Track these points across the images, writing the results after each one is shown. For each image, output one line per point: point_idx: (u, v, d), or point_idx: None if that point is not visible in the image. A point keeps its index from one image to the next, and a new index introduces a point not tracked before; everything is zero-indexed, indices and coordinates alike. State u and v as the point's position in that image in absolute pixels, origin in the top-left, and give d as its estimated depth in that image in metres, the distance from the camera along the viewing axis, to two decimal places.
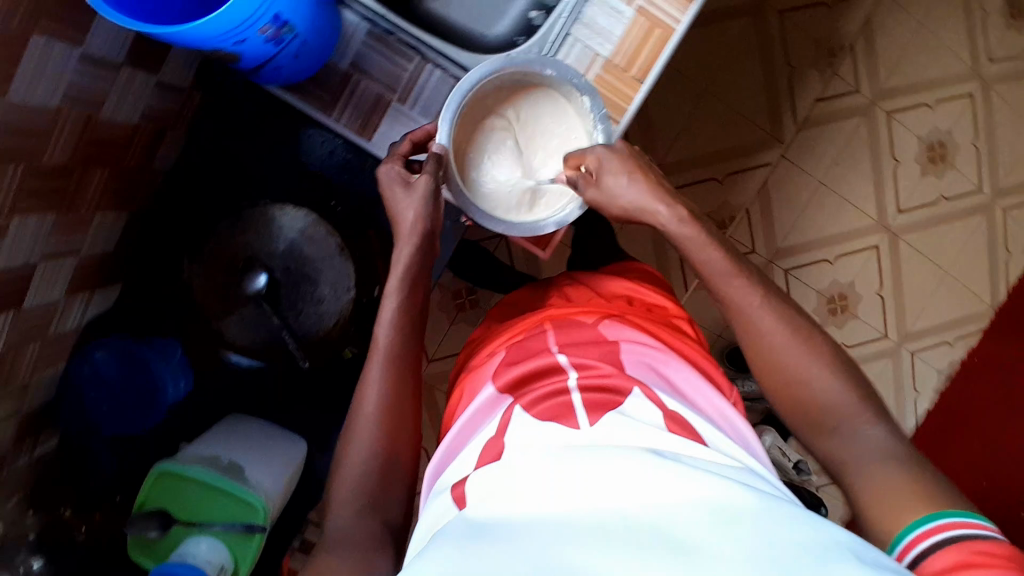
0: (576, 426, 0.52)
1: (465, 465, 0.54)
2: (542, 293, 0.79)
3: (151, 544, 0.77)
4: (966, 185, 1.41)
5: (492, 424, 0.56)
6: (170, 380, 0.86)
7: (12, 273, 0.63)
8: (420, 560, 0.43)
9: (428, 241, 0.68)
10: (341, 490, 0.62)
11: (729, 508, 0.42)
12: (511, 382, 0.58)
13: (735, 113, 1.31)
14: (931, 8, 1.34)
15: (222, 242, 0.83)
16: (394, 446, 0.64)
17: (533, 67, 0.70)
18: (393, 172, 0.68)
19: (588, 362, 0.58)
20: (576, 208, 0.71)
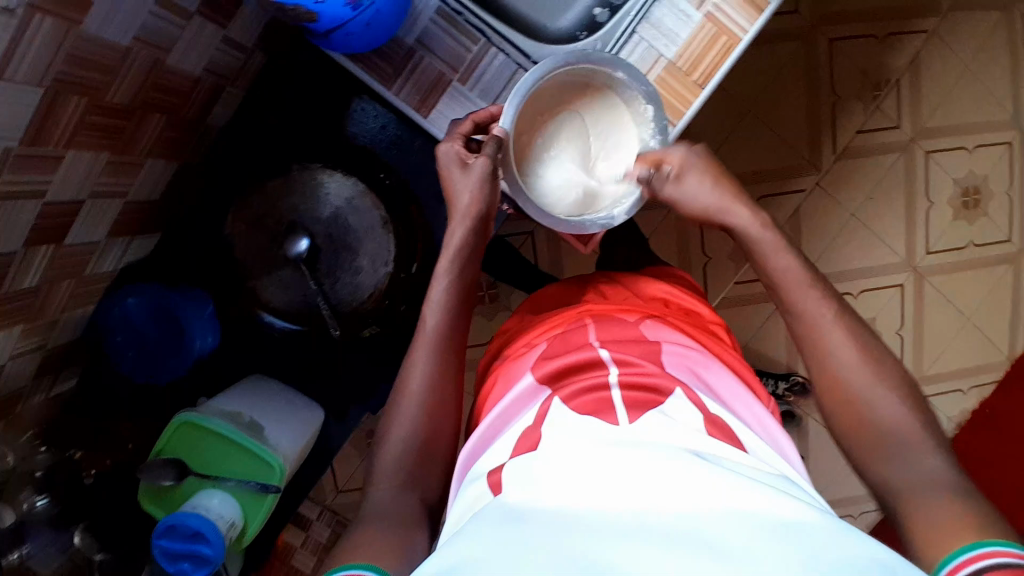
0: (615, 422, 0.53)
1: (500, 451, 0.56)
2: (580, 286, 0.80)
3: (162, 492, 0.77)
4: (996, 234, 1.40)
5: (531, 412, 0.58)
6: (197, 334, 0.85)
7: (60, 207, 0.63)
8: (460, 539, 0.45)
9: (482, 223, 0.71)
10: (382, 464, 0.65)
11: (771, 523, 0.43)
12: (551, 374, 0.60)
13: (776, 135, 1.30)
14: (980, 52, 1.34)
15: (268, 203, 0.85)
16: (433, 426, 0.66)
17: (605, 67, 0.69)
18: (453, 152, 0.70)
19: (630, 359, 0.59)
20: (623, 213, 0.71)
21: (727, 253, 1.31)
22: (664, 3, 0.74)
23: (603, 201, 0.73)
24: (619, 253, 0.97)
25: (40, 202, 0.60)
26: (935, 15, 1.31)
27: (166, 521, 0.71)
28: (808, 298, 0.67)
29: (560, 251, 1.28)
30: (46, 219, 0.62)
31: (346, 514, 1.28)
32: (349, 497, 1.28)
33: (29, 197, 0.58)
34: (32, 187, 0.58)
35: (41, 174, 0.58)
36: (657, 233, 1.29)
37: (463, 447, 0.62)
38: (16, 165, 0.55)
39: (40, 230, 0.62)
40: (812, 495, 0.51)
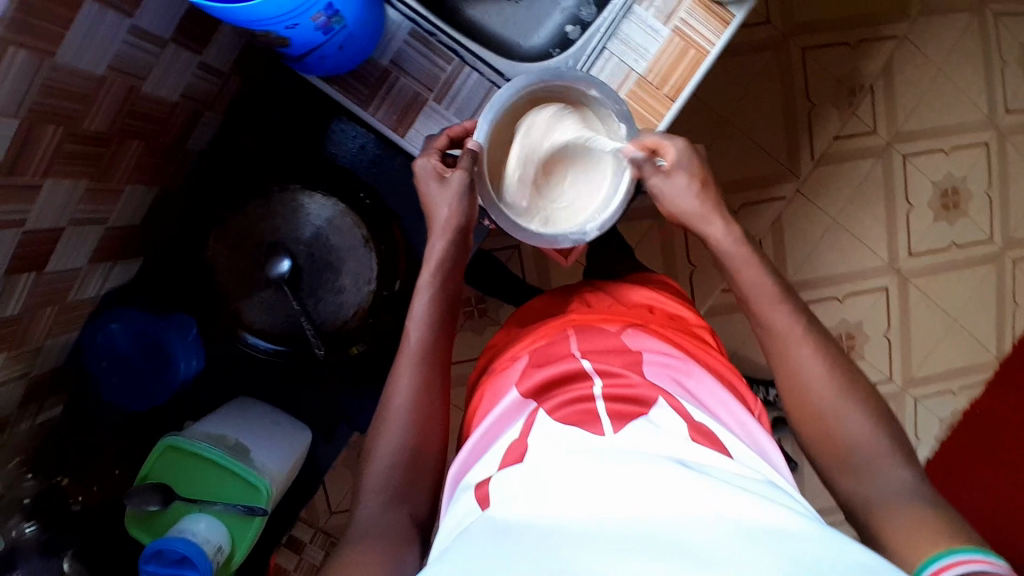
0: (601, 433, 0.54)
1: (488, 465, 0.56)
2: (564, 297, 0.80)
3: (148, 519, 0.77)
4: (976, 233, 1.42)
5: (517, 426, 0.59)
6: (182, 358, 0.86)
7: (40, 235, 0.63)
8: (447, 559, 0.45)
9: (460, 236, 0.72)
10: (370, 482, 0.65)
11: (754, 530, 0.43)
12: (535, 388, 0.60)
13: (755, 144, 1.32)
14: (951, 57, 1.37)
15: (249, 224, 0.85)
16: (421, 441, 0.66)
17: (577, 85, 0.71)
18: (430, 165, 0.71)
19: (613, 371, 0.60)
20: (594, 228, 0.72)
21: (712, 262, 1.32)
22: (631, 19, 0.76)
23: (575, 215, 0.74)
24: (602, 263, 0.98)
25: (19, 231, 0.60)
26: (905, 22, 1.34)
27: (151, 547, 0.71)
28: (777, 312, 0.68)
29: (547, 264, 1.29)
30: (26, 247, 0.62)
31: (341, 535, 1.28)
32: (343, 518, 1.28)
33: (7, 226, 0.59)
34: (10, 216, 0.58)
35: (19, 203, 0.59)
36: (642, 243, 1.30)
37: (455, 458, 0.62)
38: None
39: (20, 258, 0.62)
40: (796, 498, 0.52)
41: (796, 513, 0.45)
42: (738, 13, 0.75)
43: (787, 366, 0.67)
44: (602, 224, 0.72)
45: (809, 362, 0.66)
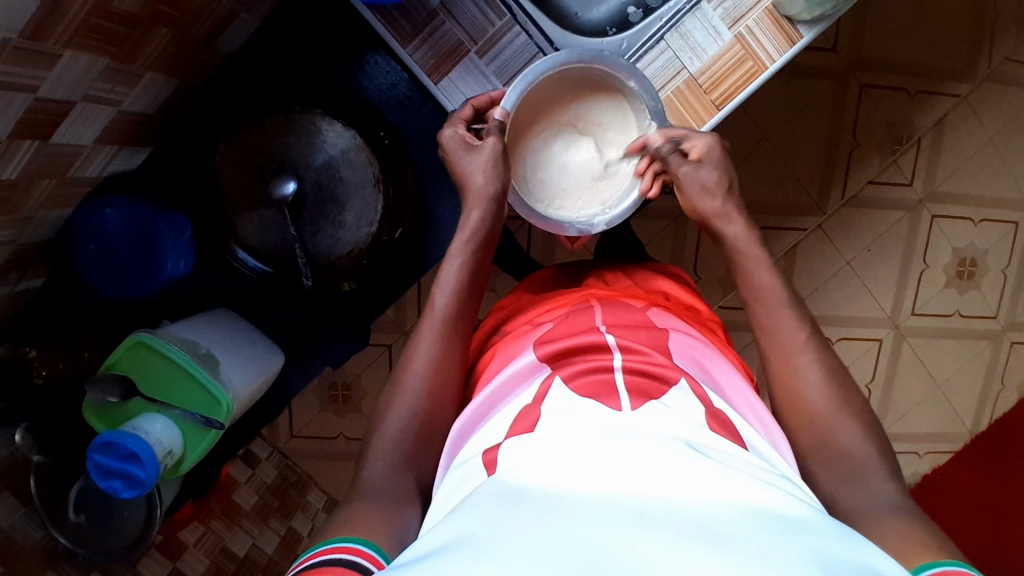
0: (618, 408, 0.53)
1: (494, 434, 0.55)
2: (574, 281, 0.80)
3: (108, 408, 0.77)
4: (983, 308, 1.40)
5: (531, 391, 0.58)
6: (171, 257, 0.84)
7: (49, 104, 0.61)
8: (453, 518, 0.43)
9: (496, 205, 0.70)
10: (378, 442, 0.63)
11: (775, 516, 0.41)
12: (552, 354, 0.60)
13: (788, 169, 1.30)
14: (1007, 127, 1.33)
15: (264, 135, 0.82)
16: (434, 406, 0.64)
17: (619, 74, 0.71)
18: (456, 135, 0.71)
19: (636, 347, 0.60)
20: (602, 223, 0.73)
21: (717, 277, 1.31)
22: (696, 15, 0.73)
23: (587, 206, 0.75)
24: (610, 253, 0.96)
25: (31, 97, 0.59)
26: (969, 81, 1.30)
27: (104, 436, 0.71)
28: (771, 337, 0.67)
29: (554, 243, 1.27)
30: (36, 114, 0.60)
31: (297, 459, 1.29)
32: (302, 443, 1.29)
33: (20, 90, 0.57)
34: (25, 80, 0.56)
35: (35, 68, 0.57)
36: (653, 242, 1.28)
37: (455, 423, 0.61)
38: (13, 56, 0.53)
39: (28, 123, 0.60)
40: (803, 488, 0.51)
41: (805, 504, 0.44)
42: (807, 34, 0.72)
43: (792, 380, 0.65)
44: (610, 219, 0.73)
45: (815, 375, 0.64)
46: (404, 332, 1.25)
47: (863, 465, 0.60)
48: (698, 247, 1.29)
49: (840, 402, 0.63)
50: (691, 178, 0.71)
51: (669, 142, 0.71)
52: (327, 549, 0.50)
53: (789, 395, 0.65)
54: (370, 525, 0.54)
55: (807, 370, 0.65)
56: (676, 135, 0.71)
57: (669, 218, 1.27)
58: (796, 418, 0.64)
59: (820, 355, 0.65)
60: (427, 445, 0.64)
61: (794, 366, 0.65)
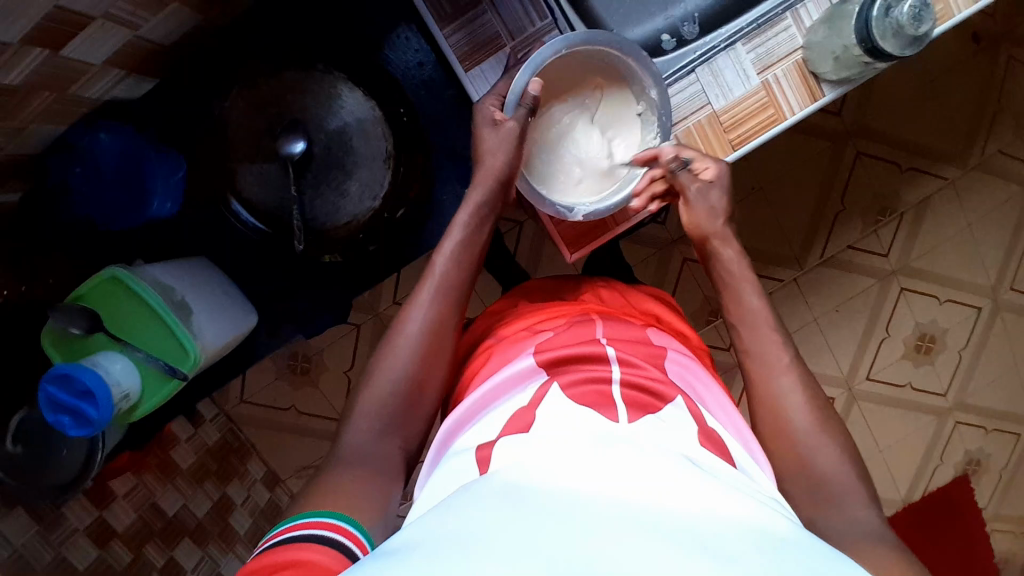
0: (615, 419, 0.53)
1: (489, 430, 0.55)
2: (573, 292, 0.79)
3: (67, 341, 0.73)
4: (935, 385, 1.46)
5: (527, 394, 0.58)
6: (159, 195, 0.82)
7: (67, 14, 0.59)
8: (449, 507, 0.43)
9: (501, 189, 0.71)
10: (364, 404, 0.63)
11: (772, 536, 0.41)
12: (552, 360, 0.60)
13: (776, 220, 1.33)
14: (986, 218, 1.39)
15: (279, 85, 0.80)
16: (425, 371, 0.64)
17: (644, 79, 0.71)
18: (489, 110, 0.71)
19: (632, 359, 0.60)
20: (577, 211, 0.72)
21: (691, 311, 1.33)
22: (729, 54, 0.75)
23: (574, 190, 0.74)
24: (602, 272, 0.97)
25: (50, 3, 0.56)
26: (960, 167, 1.35)
27: (60, 368, 0.67)
28: (773, 377, 0.67)
29: (541, 252, 1.27)
30: (50, 21, 0.58)
31: (242, 426, 1.25)
32: (251, 409, 1.26)
33: None
34: None
35: None
36: (637, 267, 1.29)
37: (447, 420, 0.61)
38: None
39: (42, 31, 0.58)
40: (786, 508, 0.52)
41: (793, 524, 0.44)
42: (829, 94, 0.75)
43: (766, 397, 0.66)
44: (588, 211, 0.72)
45: (787, 392, 0.66)
46: (376, 313, 1.24)
47: (831, 502, 0.60)
48: (678, 280, 1.31)
49: (810, 438, 0.63)
50: (702, 197, 0.72)
51: (677, 158, 0.71)
52: (303, 525, 0.48)
53: (769, 432, 0.65)
54: (338, 497, 0.53)
55: (783, 395, 0.66)
56: (686, 155, 0.71)
57: (656, 247, 1.29)
58: (769, 430, 0.65)
59: (794, 385, 0.66)
60: (395, 431, 0.63)
61: (772, 396, 0.66)
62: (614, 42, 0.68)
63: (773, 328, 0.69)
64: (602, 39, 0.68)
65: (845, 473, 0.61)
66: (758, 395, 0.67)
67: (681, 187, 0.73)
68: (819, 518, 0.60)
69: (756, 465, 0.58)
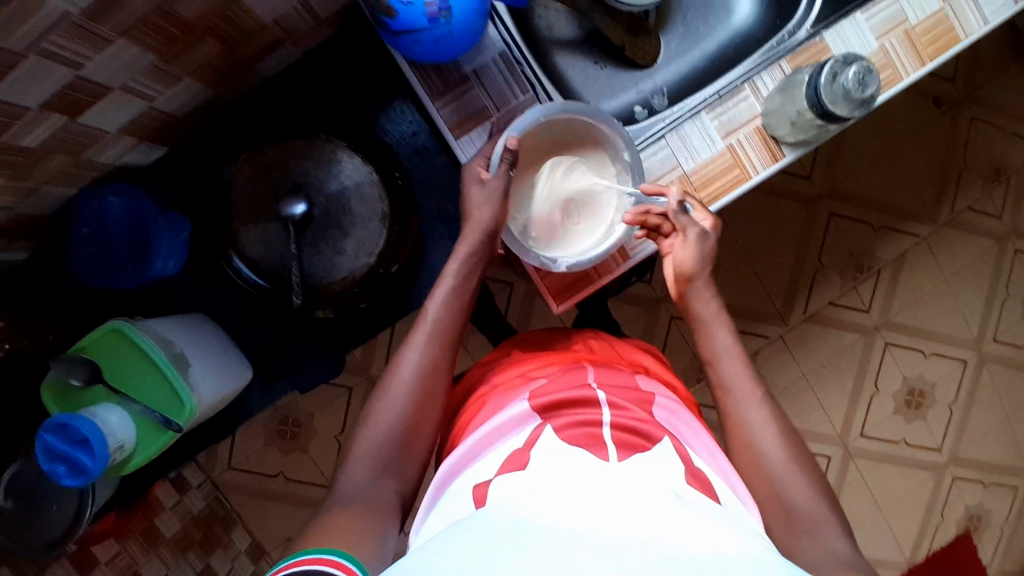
0: (606, 458, 0.54)
1: (486, 468, 0.57)
2: (563, 342, 0.82)
3: (67, 393, 0.75)
4: (928, 439, 1.46)
5: (521, 436, 0.59)
6: (162, 254, 0.84)
7: (87, 84, 0.64)
8: (446, 538, 0.44)
9: (489, 242, 0.75)
10: (360, 448, 0.65)
11: (755, 566, 0.42)
12: (546, 404, 0.62)
13: (758, 277, 1.38)
14: (961, 272, 1.44)
15: (282, 150, 0.84)
16: (419, 417, 0.66)
17: (618, 142, 0.77)
18: (475, 171, 0.75)
19: (621, 402, 0.62)
20: (561, 262, 0.76)
21: (680, 369, 1.35)
22: (695, 122, 0.80)
23: (558, 243, 0.77)
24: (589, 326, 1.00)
25: (72, 73, 0.61)
26: (931, 225, 1.42)
27: (57, 418, 0.69)
28: (750, 415, 0.69)
29: (530, 312, 1.30)
30: (71, 89, 0.63)
31: (231, 492, 1.24)
32: (241, 476, 1.25)
33: (62, 62, 0.59)
34: (69, 55, 0.59)
35: (83, 48, 0.59)
36: (625, 326, 1.33)
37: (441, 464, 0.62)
38: (67, 31, 0.56)
39: (61, 97, 0.63)
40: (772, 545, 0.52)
41: (777, 555, 0.45)
42: (790, 155, 0.81)
43: (744, 436, 0.68)
44: (570, 262, 0.76)
45: (765, 431, 0.68)
46: (369, 374, 1.25)
47: (817, 539, 0.61)
48: (666, 338, 1.34)
49: (793, 475, 0.65)
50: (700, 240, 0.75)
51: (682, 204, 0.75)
52: (299, 561, 0.48)
53: (748, 468, 0.67)
54: (327, 538, 0.54)
55: (760, 433, 0.67)
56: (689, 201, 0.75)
57: (643, 306, 1.33)
58: (748, 468, 0.67)
59: (769, 423, 0.68)
60: (384, 474, 0.64)
61: (746, 432, 0.68)
62: (585, 110, 0.75)
63: (747, 370, 0.72)
64: (575, 108, 0.74)
65: (824, 507, 0.63)
66: (733, 436, 0.69)
67: (679, 228, 0.75)
68: (802, 551, 0.61)
69: (743, 507, 0.58)
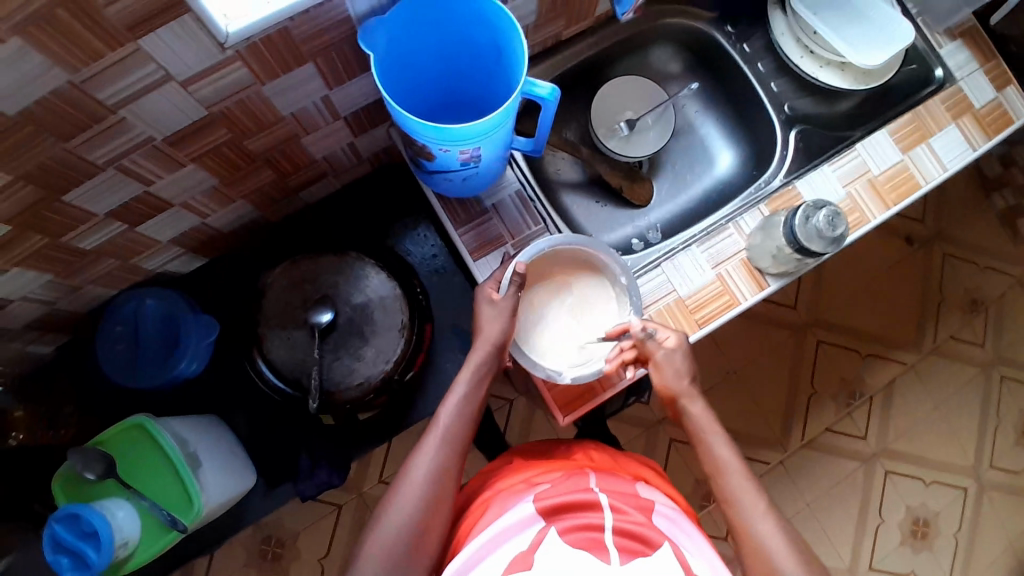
0: (607, 561, 0.56)
1: (491, 569, 0.59)
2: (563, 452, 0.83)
3: (78, 484, 0.76)
4: (939, 573, 1.42)
5: (524, 538, 0.61)
6: (187, 356, 0.88)
7: (153, 199, 0.73)
8: None
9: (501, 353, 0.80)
10: (369, 551, 0.66)
11: None
12: (550, 506, 0.63)
13: (752, 401, 1.42)
14: (951, 399, 1.48)
15: (314, 264, 0.91)
16: (429, 519, 0.68)
17: (614, 267, 0.84)
18: (487, 291, 0.81)
19: (621, 505, 0.63)
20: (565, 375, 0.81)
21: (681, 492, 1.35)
22: (688, 254, 0.89)
23: (560, 356, 0.83)
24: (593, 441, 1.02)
25: (142, 189, 0.70)
26: (916, 353, 1.48)
27: (69, 510, 0.70)
28: (757, 525, 0.70)
29: (532, 428, 1.32)
30: (138, 201, 0.71)
31: None
32: None
33: (136, 179, 0.68)
34: (144, 173, 0.68)
35: (157, 169, 0.68)
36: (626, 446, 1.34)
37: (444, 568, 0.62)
38: (148, 154, 0.65)
39: (127, 207, 0.71)
40: None
41: None
42: (774, 284, 0.89)
43: (752, 546, 0.69)
44: (575, 375, 0.81)
45: (772, 539, 0.68)
46: (370, 488, 1.24)
47: None
48: (666, 459, 1.35)
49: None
50: (669, 360, 0.79)
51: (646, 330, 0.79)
52: None
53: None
54: None
55: (767, 541, 0.68)
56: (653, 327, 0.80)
57: (644, 426, 1.35)
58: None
59: (777, 531, 0.69)
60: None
61: (755, 541, 0.69)
62: (577, 239, 0.83)
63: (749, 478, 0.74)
64: (568, 238, 0.82)
65: None
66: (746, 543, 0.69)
67: (649, 352, 0.80)
68: None
69: None
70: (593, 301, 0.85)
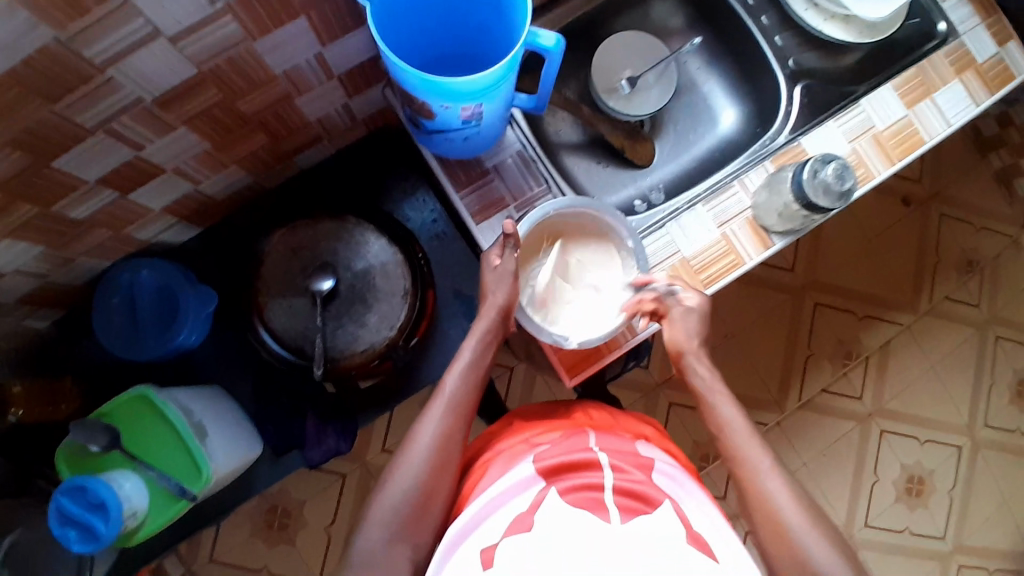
0: (608, 519, 0.56)
1: (493, 529, 0.59)
2: (564, 410, 0.83)
3: (84, 457, 0.75)
4: (932, 528, 1.45)
5: (525, 498, 0.61)
6: (186, 327, 0.86)
7: (144, 164, 0.70)
8: None
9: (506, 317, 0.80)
10: (372, 514, 0.66)
11: None
12: (549, 468, 0.63)
13: (750, 364, 1.43)
14: (947, 358, 1.48)
15: (314, 231, 0.89)
16: (433, 482, 0.68)
17: (620, 231, 0.83)
18: (492, 259, 0.80)
19: (621, 465, 0.63)
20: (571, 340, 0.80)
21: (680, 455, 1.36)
22: (694, 212, 0.88)
23: (565, 319, 0.82)
24: None
25: (132, 154, 0.68)
26: (912, 313, 1.48)
27: (76, 483, 0.69)
28: (764, 482, 0.70)
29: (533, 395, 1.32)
30: (128, 168, 0.69)
31: None
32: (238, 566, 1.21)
33: (126, 144, 0.66)
34: (135, 137, 0.66)
35: (147, 133, 0.66)
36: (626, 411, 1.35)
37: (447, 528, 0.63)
38: (137, 116, 0.63)
39: (118, 174, 0.69)
40: None
41: None
42: (779, 242, 0.87)
43: (760, 502, 0.69)
44: (581, 339, 0.80)
45: (779, 495, 0.68)
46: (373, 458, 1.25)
47: None
48: (666, 423, 1.36)
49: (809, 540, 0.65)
50: (685, 317, 0.79)
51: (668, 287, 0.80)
52: None
53: (768, 534, 0.67)
54: None
55: (773, 497, 0.68)
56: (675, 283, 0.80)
57: (643, 390, 1.36)
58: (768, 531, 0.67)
59: (783, 486, 0.69)
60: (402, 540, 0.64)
61: (762, 497, 0.69)
62: (586, 203, 0.81)
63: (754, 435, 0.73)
64: (578, 202, 0.81)
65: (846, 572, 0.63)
66: (754, 501, 0.70)
67: (667, 310, 0.80)
68: None
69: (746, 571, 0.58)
70: (598, 262, 0.84)
